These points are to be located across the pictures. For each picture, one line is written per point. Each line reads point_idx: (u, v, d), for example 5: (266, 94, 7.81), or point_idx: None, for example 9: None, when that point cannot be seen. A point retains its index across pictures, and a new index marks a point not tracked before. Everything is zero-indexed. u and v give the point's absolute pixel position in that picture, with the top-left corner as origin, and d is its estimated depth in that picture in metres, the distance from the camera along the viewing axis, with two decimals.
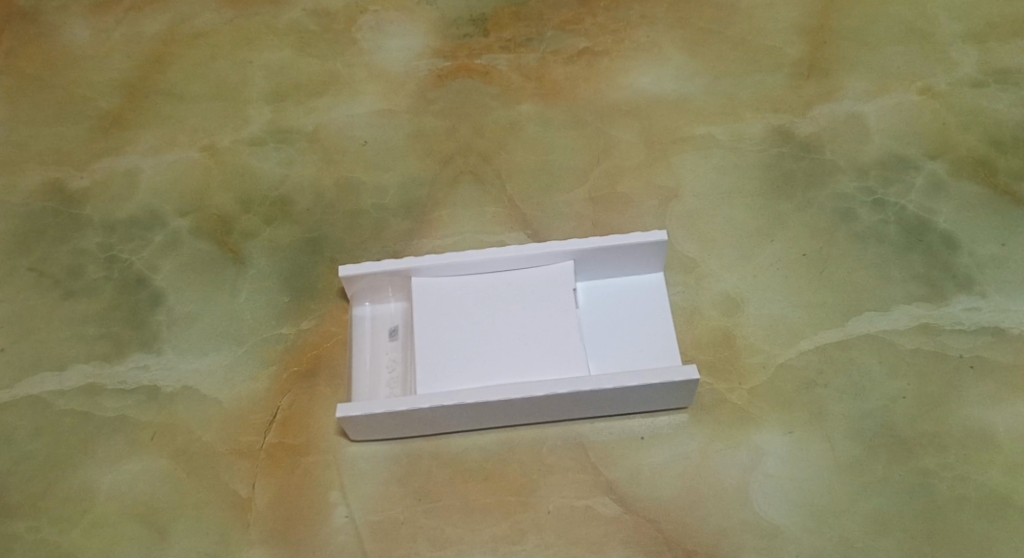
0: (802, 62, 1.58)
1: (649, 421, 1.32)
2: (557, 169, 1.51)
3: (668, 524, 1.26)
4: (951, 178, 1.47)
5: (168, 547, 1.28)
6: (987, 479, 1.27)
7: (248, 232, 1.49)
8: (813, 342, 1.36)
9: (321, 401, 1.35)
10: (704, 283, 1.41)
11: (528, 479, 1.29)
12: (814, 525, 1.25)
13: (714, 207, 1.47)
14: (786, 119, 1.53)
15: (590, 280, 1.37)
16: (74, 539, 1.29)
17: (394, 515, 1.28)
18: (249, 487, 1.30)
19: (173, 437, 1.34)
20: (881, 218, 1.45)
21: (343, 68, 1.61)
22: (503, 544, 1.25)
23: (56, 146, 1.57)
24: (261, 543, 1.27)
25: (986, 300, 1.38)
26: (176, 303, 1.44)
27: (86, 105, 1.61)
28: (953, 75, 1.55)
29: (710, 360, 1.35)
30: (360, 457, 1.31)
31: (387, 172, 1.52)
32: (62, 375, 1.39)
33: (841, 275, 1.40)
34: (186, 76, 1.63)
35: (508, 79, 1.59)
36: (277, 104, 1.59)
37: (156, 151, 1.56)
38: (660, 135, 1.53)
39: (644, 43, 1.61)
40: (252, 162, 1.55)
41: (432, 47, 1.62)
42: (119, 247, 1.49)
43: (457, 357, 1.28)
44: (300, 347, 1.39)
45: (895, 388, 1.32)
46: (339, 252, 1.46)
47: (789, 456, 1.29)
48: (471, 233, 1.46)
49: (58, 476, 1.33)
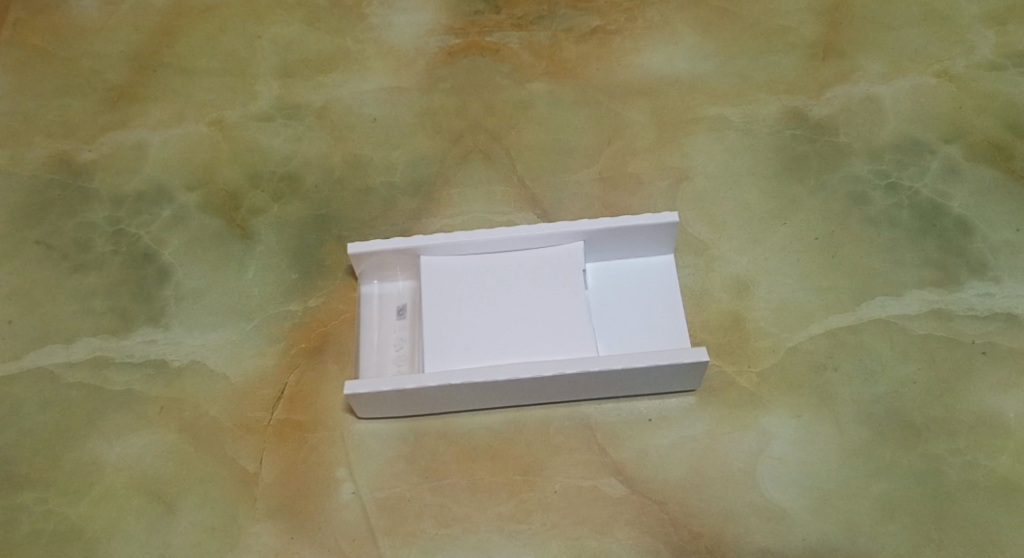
0: (818, 43, 1.56)
1: (657, 404, 1.31)
2: (567, 148, 1.50)
3: (675, 505, 1.25)
4: (967, 163, 1.46)
5: (175, 521, 1.28)
6: (996, 465, 1.26)
7: (256, 208, 1.48)
8: (822, 327, 1.35)
9: (328, 378, 1.35)
10: (714, 265, 1.40)
11: (535, 459, 1.29)
12: (821, 509, 1.24)
13: (726, 188, 1.45)
14: (800, 101, 1.51)
15: (599, 261, 1.36)
16: (81, 511, 1.29)
17: (400, 493, 1.28)
18: (256, 462, 1.30)
19: (181, 412, 1.34)
20: (895, 202, 1.43)
21: (353, 44, 1.60)
22: (509, 522, 1.25)
23: (63, 119, 1.56)
24: (268, 519, 1.27)
25: (999, 285, 1.36)
26: (184, 278, 1.43)
27: (93, 79, 1.60)
28: (971, 58, 1.54)
29: (719, 343, 1.34)
30: (366, 435, 1.31)
31: (396, 149, 1.51)
32: (69, 348, 1.39)
33: (852, 260, 1.39)
34: (194, 51, 1.61)
35: (519, 56, 1.57)
36: (286, 79, 1.58)
37: (164, 126, 1.55)
38: (672, 116, 1.51)
39: (657, 23, 1.59)
40: (260, 138, 1.53)
41: (443, 24, 1.61)
42: (127, 222, 1.48)
43: (464, 336, 1.27)
44: (307, 324, 1.39)
45: (905, 372, 1.31)
46: (347, 230, 1.45)
47: (795, 439, 1.28)
48: (479, 212, 1.45)
49: (65, 449, 1.33)
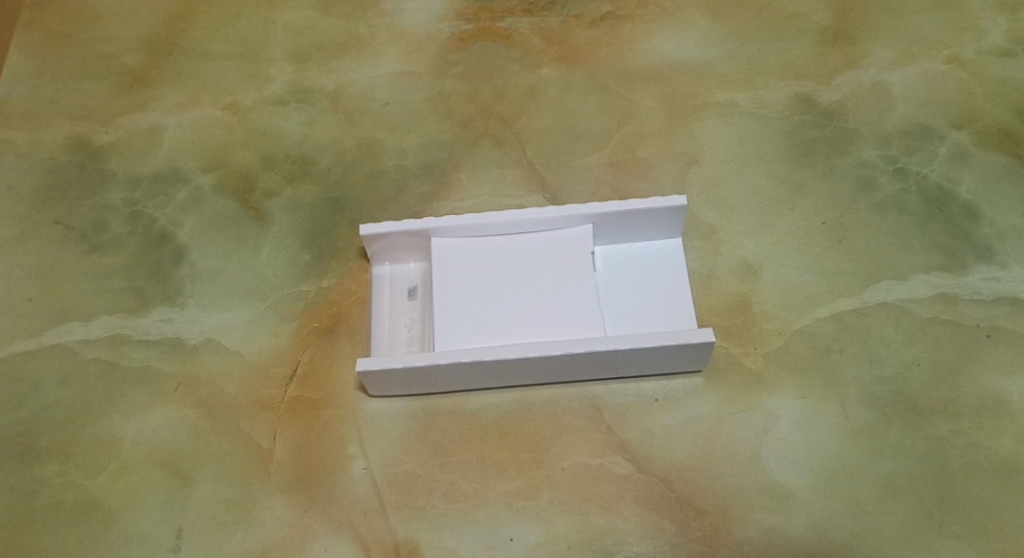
0: (827, 29, 1.57)
1: (664, 384, 1.33)
2: (577, 133, 1.51)
3: (680, 484, 1.27)
4: (975, 149, 1.47)
5: (191, 495, 1.31)
6: (999, 447, 1.27)
7: (270, 190, 1.50)
8: (829, 310, 1.36)
9: (340, 358, 1.37)
10: (722, 249, 1.41)
11: (543, 437, 1.31)
12: (824, 489, 1.26)
13: (735, 172, 1.47)
14: (809, 87, 1.52)
15: (608, 244, 1.38)
16: (99, 484, 1.32)
17: (411, 470, 1.30)
18: (270, 439, 1.33)
19: (197, 389, 1.37)
20: (902, 187, 1.44)
21: (366, 29, 1.62)
22: (517, 499, 1.27)
23: (81, 102, 1.59)
24: (282, 493, 1.30)
25: (1005, 270, 1.38)
26: (199, 259, 1.46)
27: (110, 63, 1.62)
28: (980, 44, 1.54)
29: (726, 326, 1.36)
30: (377, 413, 1.33)
31: (408, 134, 1.53)
32: (88, 326, 1.42)
33: (859, 244, 1.41)
34: (209, 35, 1.63)
35: (530, 42, 1.59)
36: (300, 64, 1.60)
37: (180, 110, 1.58)
38: (681, 101, 1.53)
39: (667, 8, 1.60)
40: (274, 122, 1.56)
41: (455, 9, 1.62)
42: (144, 203, 1.51)
43: (474, 317, 1.29)
44: (320, 304, 1.41)
45: (911, 355, 1.33)
46: (359, 213, 1.47)
47: (800, 420, 1.30)
48: (489, 196, 1.47)
49: (84, 424, 1.36)
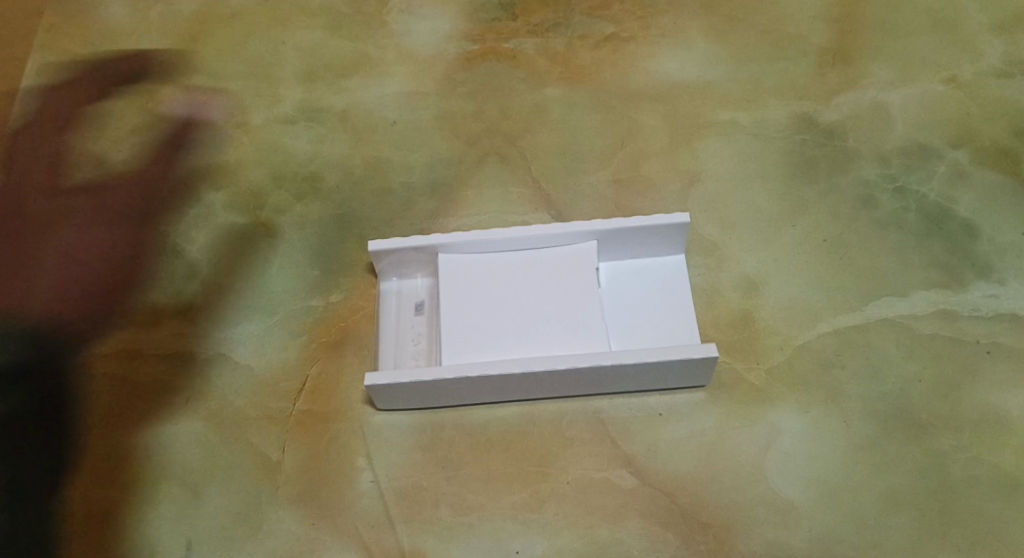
0: (827, 50, 1.60)
1: (668, 399, 1.34)
2: (582, 151, 1.54)
3: (684, 497, 1.29)
4: (973, 167, 1.49)
5: (200, 506, 1.32)
6: (1000, 461, 1.29)
7: (279, 207, 1.52)
8: (830, 325, 1.38)
9: (348, 372, 1.39)
10: (725, 265, 1.43)
11: (549, 451, 1.32)
12: (827, 502, 1.28)
13: (737, 190, 1.49)
14: (810, 106, 1.55)
15: (612, 260, 1.40)
16: (110, 496, 1.34)
17: (418, 482, 1.31)
18: (279, 451, 1.35)
19: (207, 402, 1.38)
20: (902, 205, 1.47)
21: (374, 49, 1.65)
22: (522, 511, 1.29)
23: (94, 120, 1.62)
24: (290, 505, 1.31)
25: (1004, 287, 1.39)
26: (210, 274, 1.48)
27: (123, 82, 1.65)
28: (978, 65, 1.57)
29: (729, 341, 1.38)
30: (385, 426, 1.35)
31: (415, 152, 1.56)
32: (100, 340, 1.44)
33: (860, 260, 1.43)
34: (220, 55, 1.66)
35: (534, 63, 1.62)
36: (309, 83, 1.63)
37: (192, 128, 1.60)
38: (684, 120, 1.55)
39: (670, 30, 1.63)
40: (283, 140, 1.58)
41: (462, 30, 1.66)
42: (156, 219, 1.53)
43: (480, 331, 1.31)
44: (328, 319, 1.43)
45: (911, 371, 1.34)
46: (367, 229, 1.50)
47: (803, 434, 1.32)
48: (495, 213, 1.49)
49: (96, 436, 1.37)
